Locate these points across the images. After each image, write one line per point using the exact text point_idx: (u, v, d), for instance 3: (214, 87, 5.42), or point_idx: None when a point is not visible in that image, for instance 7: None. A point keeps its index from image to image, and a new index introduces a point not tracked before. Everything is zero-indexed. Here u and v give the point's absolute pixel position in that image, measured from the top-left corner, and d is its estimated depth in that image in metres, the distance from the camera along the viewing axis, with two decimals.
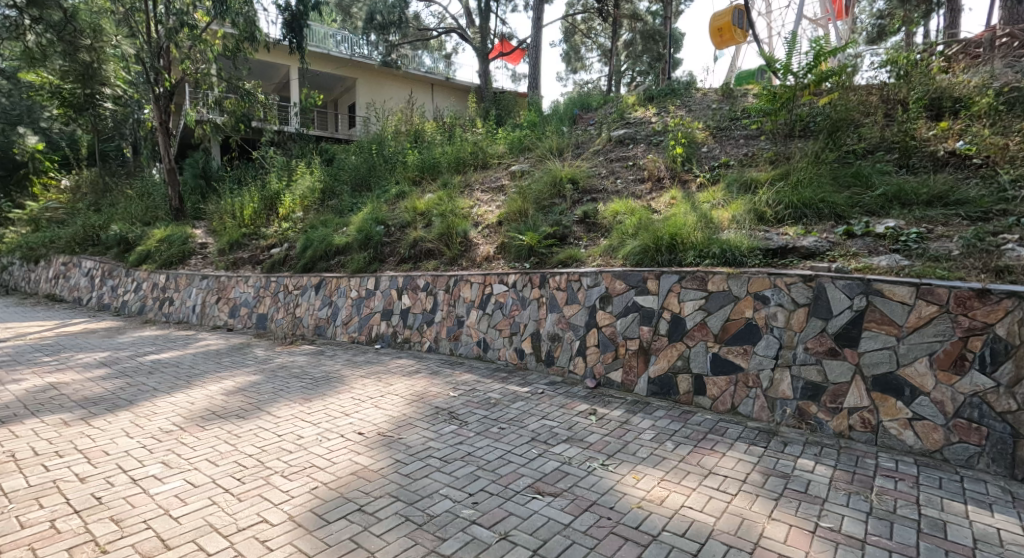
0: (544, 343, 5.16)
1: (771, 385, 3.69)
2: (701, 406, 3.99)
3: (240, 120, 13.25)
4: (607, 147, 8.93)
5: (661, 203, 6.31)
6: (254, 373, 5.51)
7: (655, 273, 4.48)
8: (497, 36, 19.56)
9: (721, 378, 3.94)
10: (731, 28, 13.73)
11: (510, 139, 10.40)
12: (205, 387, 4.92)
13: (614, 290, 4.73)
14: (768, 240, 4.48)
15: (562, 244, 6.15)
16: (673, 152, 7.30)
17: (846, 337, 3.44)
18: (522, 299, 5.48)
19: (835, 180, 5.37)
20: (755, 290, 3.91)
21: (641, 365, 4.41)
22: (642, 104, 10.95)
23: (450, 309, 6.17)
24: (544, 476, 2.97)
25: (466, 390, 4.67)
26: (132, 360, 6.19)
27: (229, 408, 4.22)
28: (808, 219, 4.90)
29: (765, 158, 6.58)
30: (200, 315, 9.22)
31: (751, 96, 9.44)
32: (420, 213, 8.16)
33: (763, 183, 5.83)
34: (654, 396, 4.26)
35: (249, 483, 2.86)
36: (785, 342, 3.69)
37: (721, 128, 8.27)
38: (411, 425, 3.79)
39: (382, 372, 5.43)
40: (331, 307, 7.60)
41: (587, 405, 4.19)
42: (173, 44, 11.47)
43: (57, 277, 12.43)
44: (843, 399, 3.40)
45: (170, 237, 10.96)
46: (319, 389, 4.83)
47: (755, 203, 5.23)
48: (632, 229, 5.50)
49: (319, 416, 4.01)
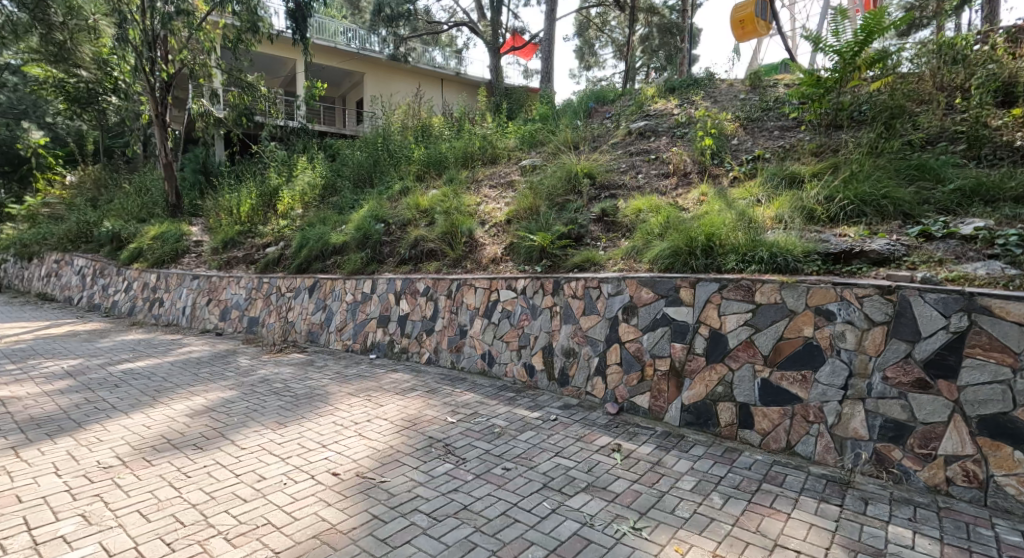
0: (557, 359, 4.50)
1: (838, 420, 3.01)
2: (748, 442, 3.32)
3: (242, 114, 12.78)
4: (626, 140, 8.26)
5: (689, 200, 5.63)
6: (231, 388, 4.88)
7: (690, 280, 3.79)
8: (509, 30, 18.90)
9: (773, 408, 3.26)
10: (753, 20, 12.85)
11: (522, 132, 9.78)
12: (170, 406, 4.30)
13: (640, 299, 4.06)
14: (826, 242, 3.79)
15: (578, 245, 5.47)
16: (701, 144, 6.56)
17: (939, 366, 2.75)
18: (533, 308, 4.81)
19: (896, 173, 4.66)
20: (815, 303, 3.21)
21: (672, 390, 3.74)
22: (663, 95, 10.26)
23: (452, 316, 5.52)
24: (560, 547, 2.31)
25: (467, 415, 4.00)
26: (103, 369, 5.60)
27: (188, 435, 3.58)
28: (869, 218, 4.19)
29: (807, 149, 5.85)
30: (190, 317, 8.66)
31: (783, 87, 8.65)
32: (423, 210, 7.54)
33: (809, 176, 5.11)
34: (690, 427, 3.60)
35: (179, 551, 2.26)
36: (856, 368, 3.01)
37: (752, 119, 7.54)
38: (399, 463, 3.15)
39: (374, 388, 4.79)
40: (325, 311, 6.99)
41: (609, 438, 3.52)
42: (170, 34, 10.73)
43: (50, 275, 12.00)
44: (937, 444, 2.71)
45: (164, 235, 10.41)
46: (300, 410, 4.19)
47: (802, 199, 4.54)
48: (659, 230, 4.82)
49: (290, 449, 3.37)
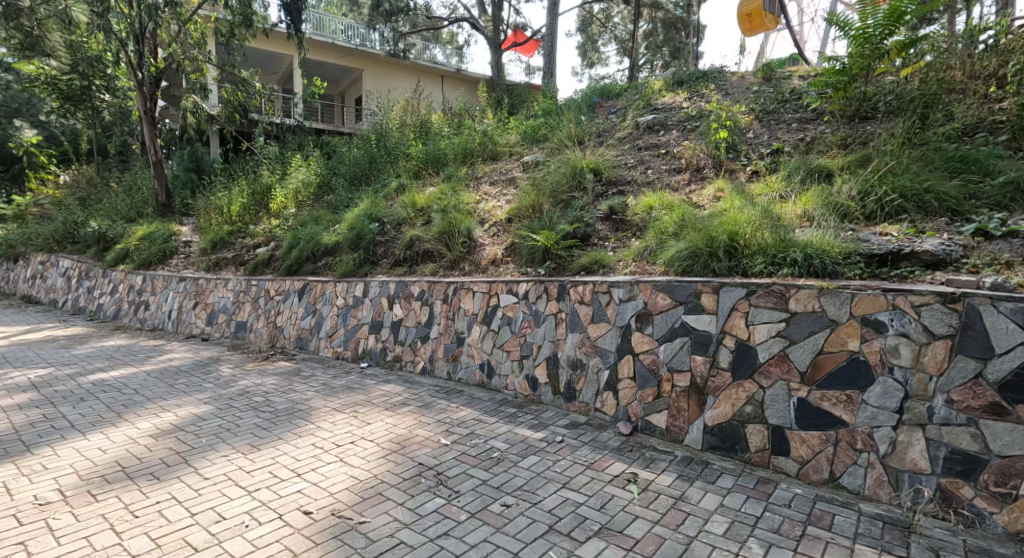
0: (563, 371, 4.08)
1: (892, 449, 2.60)
2: (783, 471, 2.91)
3: (236, 111, 12.38)
4: (634, 134, 7.83)
5: (705, 196, 5.20)
6: (205, 402, 4.45)
7: (713, 285, 3.37)
8: (511, 27, 18.45)
9: (813, 433, 2.84)
10: (762, 14, 12.34)
11: (524, 127, 9.34)
12: (134, 424, 3.87)
13: (655, 306, 3.64)
14: (867, 242, 3.37)
15: (584, 246, 5.06)
16: (715, 137, 6.16)
17: (1018, 390, 2.33)
18: (536, 314, 4.39)
19: (934, 165, 4.24)
20: (861, 312, 2.79)
21: (693, 409, 3.33)
22: (671, 88, 9.82)
23: (449, 322, 5.10)
24: None
25: (463, 436, 3.57)
26: (72, 380, 5.18)
27: (146, 461, 3.16)
28: (910, 214, 3.78)
29: (832, 141, 5.42)
30: (175, 321, 8.26)
31: (799, 78, 8.20)
32: (419, 208, 7.12)
33: (838, 170, 4.68)
34: (714, 452, 3.18)
35: None
36: (913, 389, 2.59)
37: (768, 112, 7.09)
38: (382, 498, 2.74)
39: (362, 403, 4.36)
40: (315, 316, 6.58)
41: (624, 465, 3.10)
42: (158, 27, 10.31)
43: (35, 277, 11.62)
44: (1018, 482, 2.30)
45: (152, 235, 9.99)
46: (277, 430, 3.76)
47: (832, 195, 4.12)
48: (673, 228, 4.42)
49: (260, 478, 2.96)
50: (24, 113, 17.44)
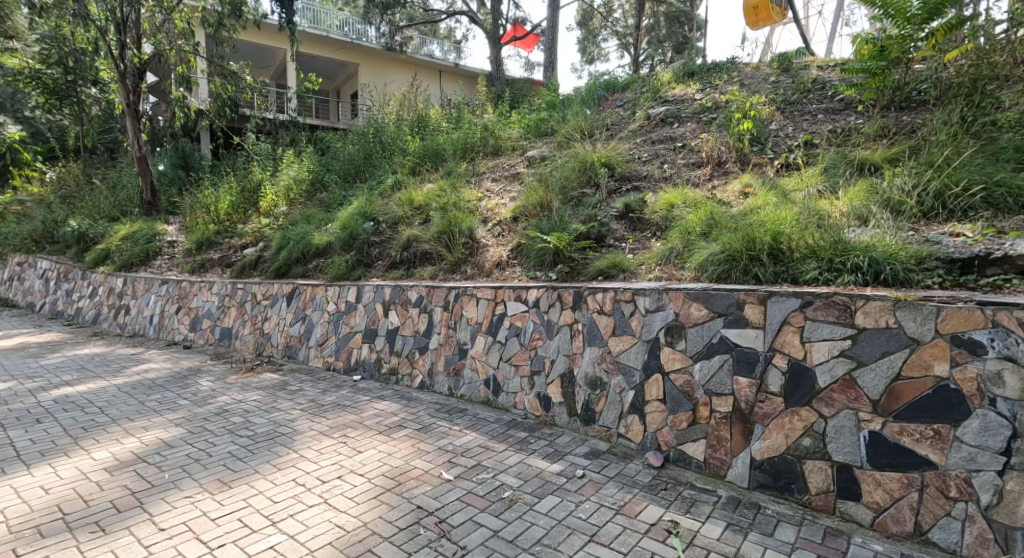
0: (581, 391, 3.59)
1: (998, 500, 2.13)
2: (856, 519, 2.44)
3: (226, 105, 11.86)
4: (645, 128, 7.33)
5: (730, 192, 4.72)
6: (176, 424, 3.95)
7: (759, 294, 2.88)
8: (510, 20, 17.87)
9: (891, 475, 2.37)
10: (769, 6, 11.78)
11: (526, 121, 8.83)
12: (88, 454, 3.37)
13: (688, 318, 3.15)
14: (937, 244, 2.90)
15: (600, 247, 4.59)
16: (738, 128, 5.65)
17: None
18: (548, 325, 3.89)
19: (999, 157, 3.76)
20: (951, 330, 2.31)
21: (737, 440, 2.85)
22: (680, 79, 9.31)
23: (450, 332, 4.60)
24: None
25: (467, 468, 3.08)
26: (32, 396, 4.68)
27: (93, 505, 2.68)
28: (978, 211, 3.31)
29: (868, 132, 4.95)
30: (158, 327, 7.77)
31: (818, 67, 7.73)
32: (417, 206, 6.62)
33: (882, 163, 4.21)
34: (765, 492, 2.71)
35: None
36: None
37: (790, 103, 6.60)
38: None
39: (352, 425, 3.87)
40: (305, 322, 6.06)
41: (661, 509, 2.62)
42: (142, 16, 9.82)
43: (14, 278, 11.09)
44: None
45: (134, 234, 9.45)
46: (254, 461, 3.25)
47: (882, 190, 3.66)
48: (700, 228, 3.96)
49: (227, 528, 2.48)
50: (9, 110, 16.90)
